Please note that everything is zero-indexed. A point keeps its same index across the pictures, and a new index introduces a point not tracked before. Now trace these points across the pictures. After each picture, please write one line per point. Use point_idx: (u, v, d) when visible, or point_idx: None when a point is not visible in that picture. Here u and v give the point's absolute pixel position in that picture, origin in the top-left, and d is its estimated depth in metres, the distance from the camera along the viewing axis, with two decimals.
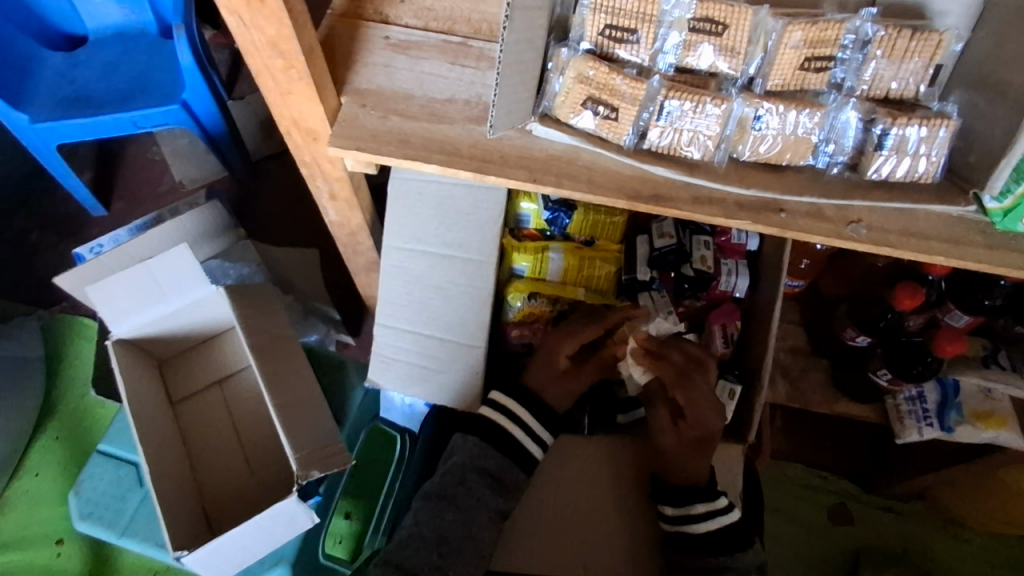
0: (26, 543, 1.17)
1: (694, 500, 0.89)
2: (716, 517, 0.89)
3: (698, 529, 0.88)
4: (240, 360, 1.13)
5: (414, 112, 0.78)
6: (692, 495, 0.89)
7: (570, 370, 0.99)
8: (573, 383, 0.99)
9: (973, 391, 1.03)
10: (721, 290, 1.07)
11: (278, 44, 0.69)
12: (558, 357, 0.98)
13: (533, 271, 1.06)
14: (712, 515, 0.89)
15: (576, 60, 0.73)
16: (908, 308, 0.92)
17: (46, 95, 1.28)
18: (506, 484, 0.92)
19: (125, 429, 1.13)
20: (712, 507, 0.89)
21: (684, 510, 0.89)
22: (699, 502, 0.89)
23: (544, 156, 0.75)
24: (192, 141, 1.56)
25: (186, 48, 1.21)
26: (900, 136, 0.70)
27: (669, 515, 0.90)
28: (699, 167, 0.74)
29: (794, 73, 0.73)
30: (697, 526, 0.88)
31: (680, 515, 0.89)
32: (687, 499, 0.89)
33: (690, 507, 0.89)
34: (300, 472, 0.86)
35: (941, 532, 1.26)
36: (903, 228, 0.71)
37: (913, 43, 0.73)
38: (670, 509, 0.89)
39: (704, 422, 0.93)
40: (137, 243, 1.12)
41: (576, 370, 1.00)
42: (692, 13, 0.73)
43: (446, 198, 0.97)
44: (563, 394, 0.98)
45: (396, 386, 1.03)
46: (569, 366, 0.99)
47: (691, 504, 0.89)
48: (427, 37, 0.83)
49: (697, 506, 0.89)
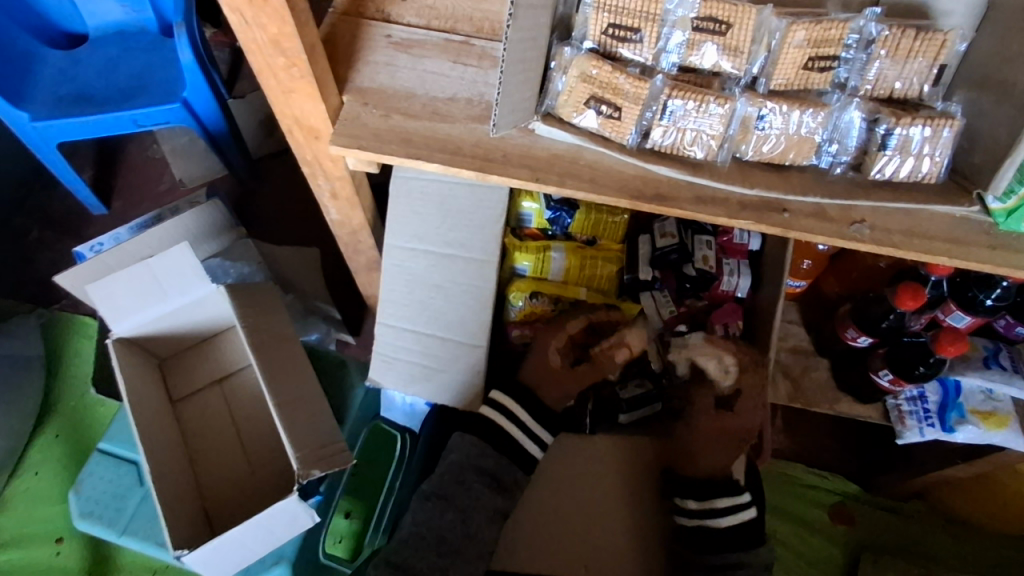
0: (27, 541, 1.17)
1: (717, 494, 0.89)
2: (737, 512, 0.89)
3: (720, 523, 0.88)
4: (240, 359, 1.13)
5: (416, 110, 0.77)
6: (715, 488, 0.89)
7: (562, 368, 0.98)
8: (563, 381, 0.98)
9: (974, 392, 1.03)
10: (723, 290, 1.07)
11: (280, 42, 0.69)
12: (550, 353, 0.98)
13: (534, 271, 1.06)
14: (734, 510, 0.89)
15: (579, 59, 0.73)
16: (910, 309, 0.92)
17: (47, 93, 1.28)
18: (505, 482, 0.92)
19: (125, 428, 1.13)
20: (735, 501, 0.89)
21: (707, 503, 0.89)
22: (722, 496, 0.89)
23: (547, 155, 0.75)
24: (193, 140, 1.56)
25: (187, 46, 1.21)
26: (904, 135, 0.70)
27: (691, 509, 0.89)
28: (702, 166, 0.74)
29: (797, 73, 0.73)
30: (718, 520, 0.88)
31: (703, 509, 0.89)
32: (710, 492, 0.89)
33: (714, 501, 0.89)
34: (300, 471, 0.86)
35: (944, 532, 1.25)
36: (907, 228, 0.71)
37: (917, 43, 0.72)
38: (691, 503, 0.89)
39: (740, 422, 0.93)
40: (136, 242, 1.13)
41: (567, 369, 0.98)
42: (696, 12, 0.73)
43: (448, 197, 0.96)
44: (557, 393, 0.97)
45: (397, 385, 1.02)
46: (562, 365, 0.98)
47: (714, 498, 0.89)
48: (429, 36, 0.82)
49: (719, 501, 0.89)
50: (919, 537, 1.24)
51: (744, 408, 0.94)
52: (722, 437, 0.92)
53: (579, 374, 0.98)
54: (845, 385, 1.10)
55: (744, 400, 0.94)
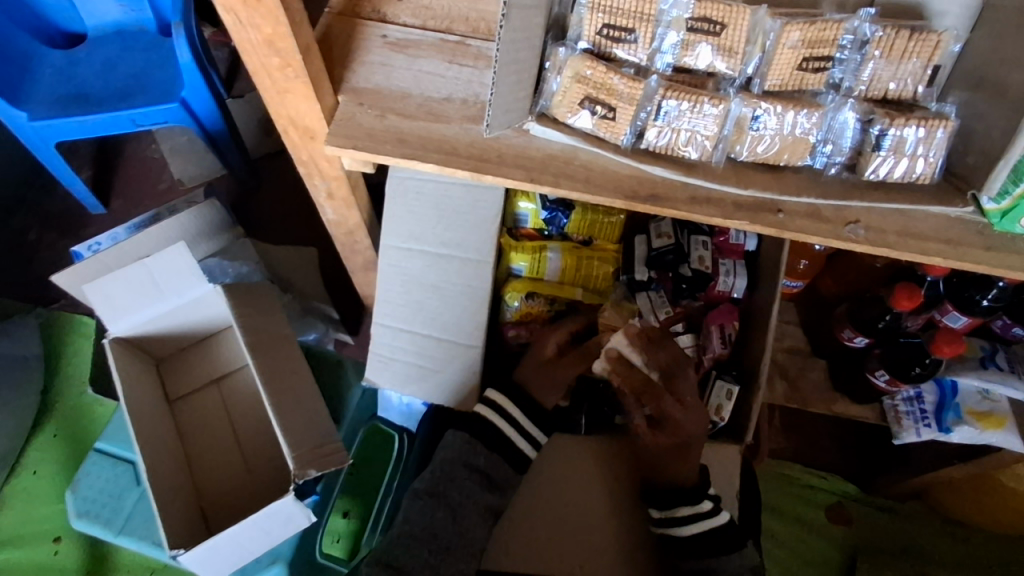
0: (25, 540, 1.17)
1: (678, 503, 0.91)
2: (698, 520, 0.90)
3: (681, 531, 0.90)
4: (237, 359, 1.13)
5: (411, 111, 0.77)
6: (676, 497, 0.91)
7: (555, 357, 1.00)
8: (555, 374, 0.98)
9: (971, 392, 1.03)
10: (719, 291, 1.06)
11: (275, 42, 0.69)
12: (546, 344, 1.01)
13: (530, 271, 1.06)
14: (694, 519, 0.90)
15: (573, 59, 0.73)
16: (906, 309, 0.92)
17: (45, 93, 1.28)
18: (495, 480, 0.92)
19: (122, 427, 1.13)
20: (697, 509, 0.90)
21: (668, 512, 0.91)
22: (682, 505, 0.90)
23: (542, 155, 0.75)
24: (191, 139, 1.56)
25: (185, 46, 1.21)
26: (898, 136, 0.70)
27: (655, 517, 0.93)
28: (697, 167, 0.74)
29: (792, 73, 0.73)
30: (679, 529, 0.90)
31: (665, 517, 0.91)
32: (670, 500, 0.91)
33: (674, 509, 0.91)
34: (296, 471, 0.86)
35: (940, 531, 1.25)
36: (901, 229, 0.71)
37: (912, 43, 0.72)
38: (654, 511, 0.93)
39: (684, 429, 0.92)
40: (134, 241, 1.12)
41: (561, 358, 1.00)
42: (691, 12, 0.73)
43: (444, 197, 0.96)
44: (548, 386, 0.98)
45: (393, 385, 1.02)
46: (555, 354, 1.00)
47: (675, 507, 0.90)
48: (425, 36, 0.82)
49: (680, 509, 0.90)
50: (916, 538, 1.25)
51: (678, 418, 0.92)
52: (671, 450, 0.92)
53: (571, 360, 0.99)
54: (842, 385, 1.10)
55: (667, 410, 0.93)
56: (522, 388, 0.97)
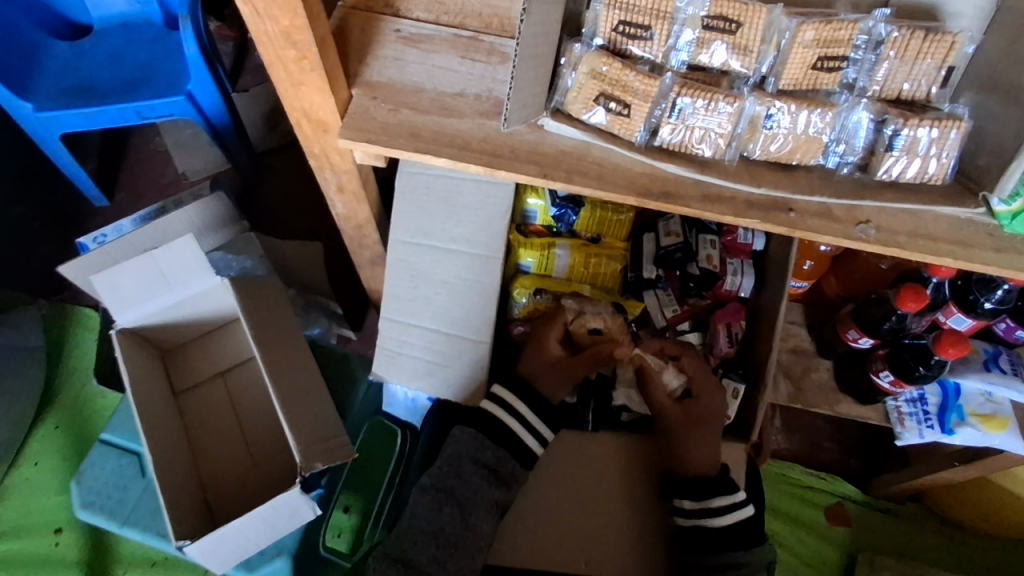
0: (25, 532, 1.17)
1: (713, 493, 0.89)
2: (732, 511, 0.89)
3: (715, 522, 0.88)
4: (244, 351, 1.13)
5: (424, 105, 0.77)
6: (710, 488, 0.90)
7: (566, 359, 0.99)
8: (571, 369, 0.99)
9: (975, 394, 1.03)
10: (727, 290, 1.08)
11: (292, 34, 0.69)
12: (549, 343, 0.99)
13: (539, 267, 1.07)
14: (729, 509, 0.89)
15: (589, 55, 0.74)
16: (912, 310, 0.92)
17: (51, 84, 1.28)
18: (503, 475, 0.92)
19: (128, 419, 1.13)
20: (732, 500, 0.89)
21: (702, 502, 0.89)
22: (717, 496, 0.89)
23: (554, 151, 0.75)
24: (196, 133, 1.57)
25: (191, 38, 1.21)
26: (911, 137, 0.70)
27: (687, 508, 0.90)
28: (710, 165, 0.74)
29: (806, 73, 0.74)
30: (713, 520, 0.88)
31: (698, 508, 0.89)
32: (706, 491, 0.90)
33: (709, 500, 0.89)
34: (303, 464, 0.86)
35: (937, 533, 1.26)
36: (912, 229, 0.72)
37: (926, 44, 0.73)
38: (686, 502, 0.90)
39: (709, 402, 0.97)
40: (140, 234, 1.13)
41: (569, 360, 0.99)
42: (706, 11, 0.73)
43: (454, 192, 0.97)
44: (558, 381, 0.98)
45: (402, 380, 1.02)
46: (563, 354, 0.99)
47: (710, 497, 0.89)
48: (438, 31, 0.82)
49: (715, 500, 0.89)
50: (914, 538, 1.26)
51: (708, 390, 0.98)
52: (697, 421, 0.95)
53: (575, 359, 0.99)
54: (846, 386, 1.10)
55: (703, 380, 0.98)
56: (524, 381, 0.97)
